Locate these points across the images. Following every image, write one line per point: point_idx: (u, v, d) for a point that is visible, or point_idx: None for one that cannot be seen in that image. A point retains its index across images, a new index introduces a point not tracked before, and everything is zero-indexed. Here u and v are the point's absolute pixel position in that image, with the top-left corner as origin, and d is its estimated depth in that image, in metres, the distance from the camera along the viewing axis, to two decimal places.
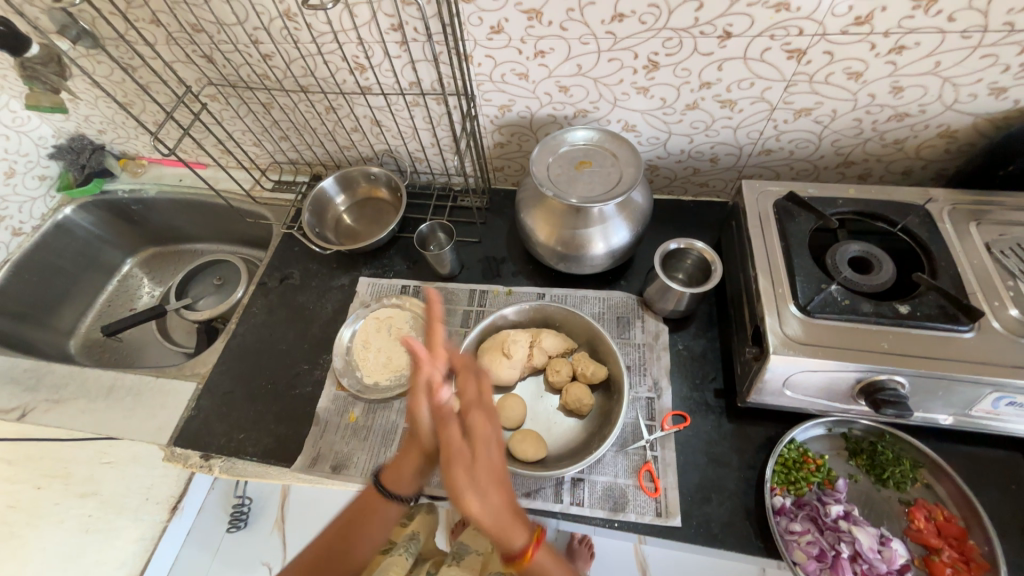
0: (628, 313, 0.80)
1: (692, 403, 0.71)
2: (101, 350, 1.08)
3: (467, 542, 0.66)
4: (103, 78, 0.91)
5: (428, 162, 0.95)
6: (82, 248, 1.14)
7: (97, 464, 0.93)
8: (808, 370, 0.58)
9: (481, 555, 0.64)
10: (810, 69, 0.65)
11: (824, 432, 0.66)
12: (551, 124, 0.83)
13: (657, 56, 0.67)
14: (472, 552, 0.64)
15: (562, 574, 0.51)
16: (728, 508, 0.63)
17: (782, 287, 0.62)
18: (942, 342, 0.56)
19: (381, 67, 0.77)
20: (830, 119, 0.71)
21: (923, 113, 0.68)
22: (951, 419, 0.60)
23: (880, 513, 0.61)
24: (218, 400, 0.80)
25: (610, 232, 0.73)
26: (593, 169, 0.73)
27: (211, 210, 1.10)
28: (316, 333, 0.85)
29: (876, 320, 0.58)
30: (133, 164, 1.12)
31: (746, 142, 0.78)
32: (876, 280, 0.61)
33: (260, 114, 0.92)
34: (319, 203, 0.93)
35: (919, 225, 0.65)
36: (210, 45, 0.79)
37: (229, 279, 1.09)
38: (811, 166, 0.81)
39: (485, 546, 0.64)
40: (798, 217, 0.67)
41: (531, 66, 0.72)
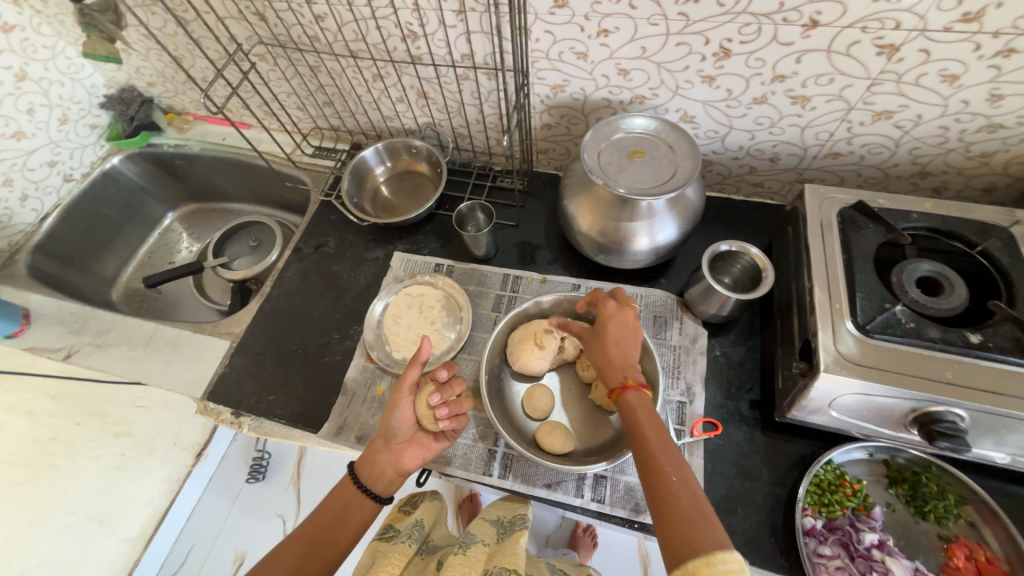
0: (666, 313, 0.77)
1: (725, 412, 0.69)
2: (140, 299, 1.12)
3: (474, 533, 0.64)
4: (157, 29, 0.91)
5: (470, 139, 0.93)
6: (127, 199, 1.16)
7: (131, 407, 1.00)
8: (859, 392, 0.55)
9: (486, 545, 0.62)
10: (900, 68, 0.60)
11: (865, 456, 0.63)
12: (604, 108, 0.79)
13: (730, 43, 0.63)
14: (478, 542, 0.62)
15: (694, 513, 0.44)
16: (754, 522, 0.61)
17: (839, 302, 0.58)
18: (1013, 378, 0.52)
19: (434, 37, 0.74)
20: (912, 124, 0.66)
21: (1021, 125, 0.62)
22: (1009, 459, 0.56)
23: (915, 546, 0.59)
24: (251, 360, 0.81)
25: (657, 228, 0.70)
26: (646, 161, 0.69)
27: (251, 171, 1.11)
28: (348, 304, 0.85)
29: (942, 347, 0.54)
30: (179, 119, 1.13)
31: (812, 143, 0.73)
32: (946, 305, 0.57)
33: (307, 78, 0.90)
34: (359, 172, 0.92)
35: (1001, 248, 0.60)
36: (263, 3, 0.77)
37: (265, 242, 1.11)
38: (880, 174, 0.75)
39: (491, 537, 0.64)
40: (864, 229, 0.63)
41: (592, 45, 0.68)
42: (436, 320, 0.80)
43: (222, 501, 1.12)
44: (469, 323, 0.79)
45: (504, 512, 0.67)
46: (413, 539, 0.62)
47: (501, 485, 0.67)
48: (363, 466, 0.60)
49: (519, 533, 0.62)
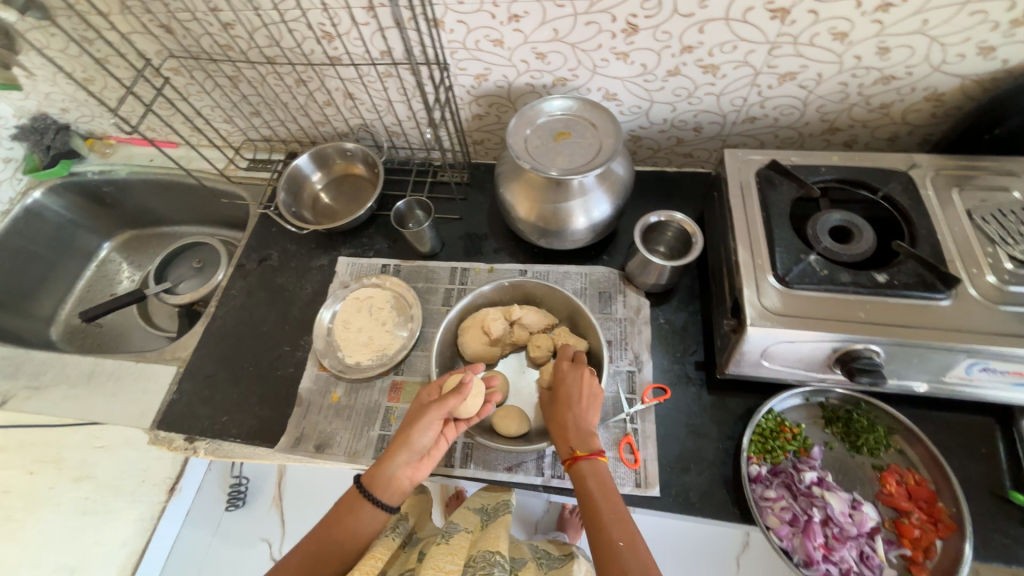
0: (610, 288, 0.79)
1: (673, 376, 0.71)
2: (83, 335, 1.07)
3: (457, 521, 0.64)
4: (58, 52, 0.87)
5: (405, 136, 0.92)
6: (56, 233, 1.11)
7: (90, 449, 0.96)
8: (785, 340, 0.58)
9: (470, 533, 0.62)
10: (794, 30, 0.62)
11: (802, 401, 0.66)
12: (530, 94, 0.80)
13: (635, 19, 0.64)
14: (461, 531, 0.62)
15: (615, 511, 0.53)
16: (706, 477, 0.64)
17: (761, 258, 0.61)
18: (918, 310, 0.56)
19: (349, 36, 0.73)
20: (815, 83, 0.69)
21: (910, 75, 0.66)
22: (926, 386, 0.60)
23: (853, 479, 0.62)
24: (200, 383, 0.79)
25: (591, 206, 0.72)
26: (573, 141, 0.71)
27: (186, 191, 1.07)
28: (297, 314, 0.84)
29: (854, 289, 0.57)
30: (101, 144, 1.08)
31: (730, 110, 0.76)
32: (856, 250, 0.60)
33: (227, 89, 0.88)
34: (294, 181, 0.90)
35: (901, 191, 0.64)
36: (167, 15, 0.75)
37: (209, 262, 1.08)
38: (796, 134, 0.79)
39: (475, 524, 0.63)
40: (779, 186, 0.66)
41: (506, 32, 0.69)
42: (387, 320, 0.80)
43: (200, 533, 1.12)
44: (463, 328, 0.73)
45: (488, 498, 0.66)
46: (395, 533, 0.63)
47: (469, 475, 0.67)
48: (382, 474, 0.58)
49: (503, 519, 0.62)
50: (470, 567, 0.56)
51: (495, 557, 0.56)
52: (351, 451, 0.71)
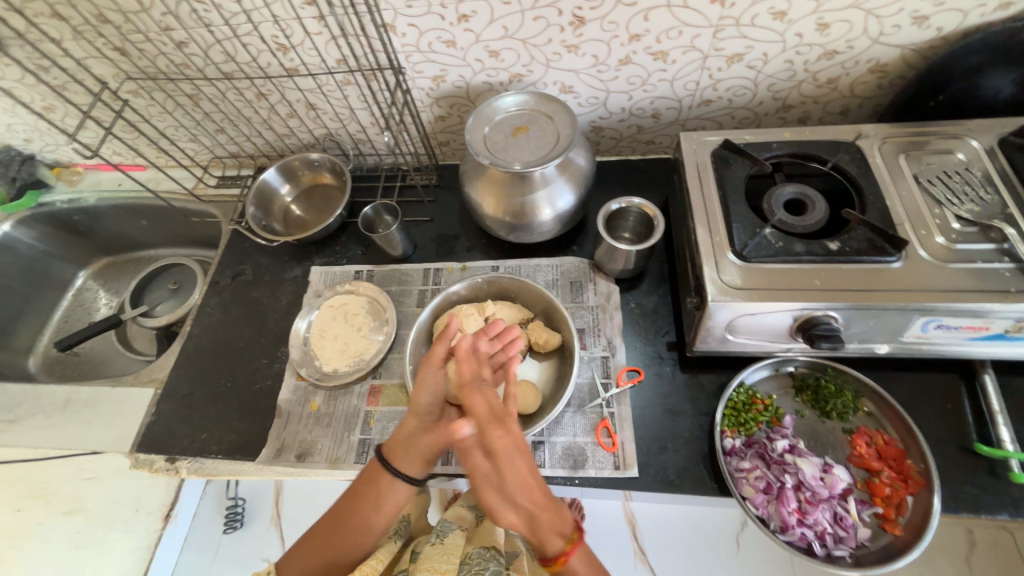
0: (580, 277, 0.80)
1: (646, 358, 0.72)
2: (62, 365, 1.06)
3: (452, 519, 0.62)
4: (15, 82, 0.86)
5: (371, 143, 0.93)
6: (29, 265, 1.10)
7: (78, 480, 0.95)
8: (746, 313, 0.59)
9: (465, 531, 0.59)
10: (735, 12, 0.64)
11: (771, 373, 0.68)
12: (488, 92, 0.81)
13: (580, 11, 0.66)
14: (456, 529, 0.60)
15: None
16: (683, 454, 0.65)
17: (719, 235, 0.63)
18: (871, 273, 0.57)
19: (304, 47, 0.74)
20: (761, 63, 0.71)
21: (852, 48, 0.68)
22: (887, 347, 0.62)
23: (825, 444, 0.64)
24: (179, 402, 0.79)
25: (555, 197, 0.73)
26: (531, 134, 0.72)
27: (157, 213, 1.07)
28: (273, 327, 0.84)
29: (808, 258, 0.59)
30: (68, 172, 1.08)
31: (684, 94, 0.77)
32: (810, 220, 0.62)
33: (189, 108, 0.88)
34: (263, 195, 0.91)
35: (850, 161, 0.66)
36: (120, 37, 0.75)
37: (185, 283, 1.08)
38: (751, 114, 0.80)
39: (470, 521, 0.61)
40: (733, 164, 0.68)
41: (457, 32, 0.70)
42: (363, 326, 0.80)
43: (202, 556, 1.12)
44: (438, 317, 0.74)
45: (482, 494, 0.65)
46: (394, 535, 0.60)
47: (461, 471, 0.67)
48: (400, 448, 0.59)
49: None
50: (466, 567, 0.54)
51: (491, 554, 0.54)
52: (333, 457, 0.71)
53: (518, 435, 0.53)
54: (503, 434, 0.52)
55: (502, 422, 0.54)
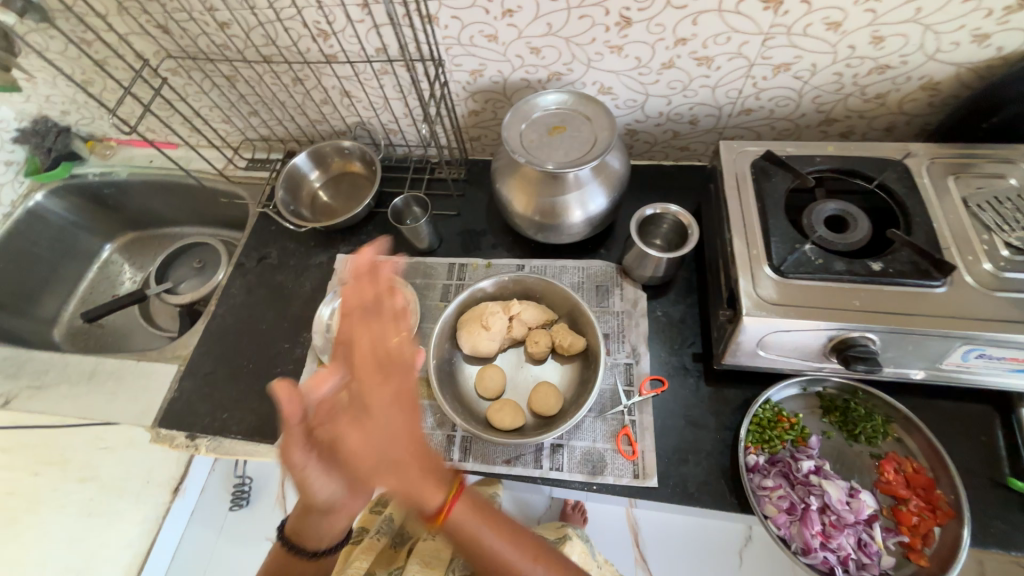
0: (607, 281, 0.79)
1: (670, 368, 0.71)
2: (86, 336, 1.08)
3: None
4: (58, 55, 0.87)
5: (402, 134, 0.92)
6: (59, 236, 1.12)
7: (93, 450, 0.98)
8: (780, 330, 0.58)
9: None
10: (788, 21, 0.63)
11: (799, 391, 0.67)
12: (525, 89, 0.80)
13: (628, 11, 0.64)
14: None
15: (489, 526, 0.49)
16: (704, 468, 0.64)
17: (756, 248, 0.61)
18: (913, 297, 0.56)
19: (344, 33, 0.74)
20: (809, 74, 0.69)
21: (905, 64, 0.66)
22: (923, 374, 0.60)
23: (851, 467, 0.62)
24: (201, 381, 0.80)
25: (587, 199, 0.72)
26: (567, 134, 0.71)
27: (186, 191, 1.08)
28: (296, 312, 0.85)
29: (849, 278, 0.57)
30: (101, 146, 1.09)
31: (725, 102, 0.76)
32: (852, 239, 0.60)
33: (225, 89, 0.88)
34: (292, 179, 0.91)
35: (897, 180, 0.64)
36: (164, 15, 0.75)
37: (209, 262, 1.09)
38: (792, 125, 0.79)
39: None
40: (774, 177, 0.66)
41: (500, 27, 0.69)
42: None
43: (207, 532, 1.13)
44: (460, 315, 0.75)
45: None
46: (382, 535, 0.70)
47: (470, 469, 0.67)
48: (306, 539, 0.55)
49: None
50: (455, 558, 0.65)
51: None
52: None
53: (402, 378, 0.49)
54: (397, 341, 0.49)
55: (396, 366, 0.48)
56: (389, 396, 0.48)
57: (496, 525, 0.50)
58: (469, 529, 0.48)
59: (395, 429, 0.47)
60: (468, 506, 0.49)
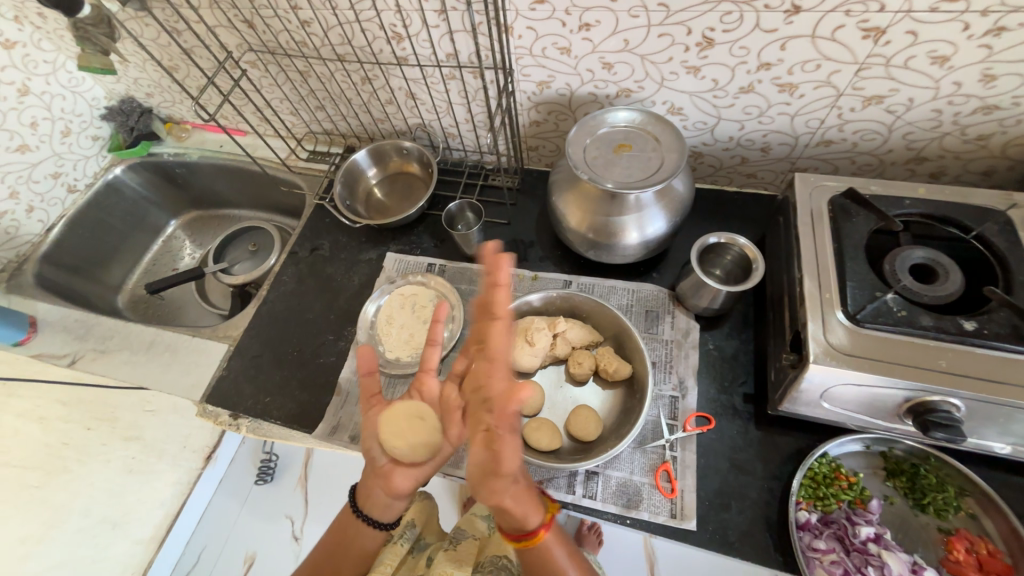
0: (657, 307, 0.76)
1: (718, 406, 0.68)
2: (146, 306, 1.14)
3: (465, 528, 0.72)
4: (151, 41, 0.93)
5: (461, 138, 0.93)
6: (132, 209, 1.19)
7: (141, 411, 1.02)
8: (849, 383, 0.54)
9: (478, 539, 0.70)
10: (888, 51, 0.58)
11: (861, 449, 0.62)
12: (591, 103, 0.78)
13: (712, 32, 0.62)
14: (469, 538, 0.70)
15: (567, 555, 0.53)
16: (747, 517, 0.60)
17: (829, 292, 0.57)
18: (1009, 364, 0.51)
19: (418, 37, 0.75)
20: (903, 109, 0.64)
21: (1017, 106, 0.60)
22: (1010, 449, 0.55)
23: (914, 539, 0.58)
24: (248, 362, 0.82)
25: (646, 222, 0.70)
26: (633, 154, 0.69)
27: (249, 176, 1.12)
28: (343, 305, 0.86)
29: (934, 335, 0.53)
30: (178, 128, 1.15)
31: (803, 131, 0.72)
32: (940, 292, 0.55)
33: (297, 83, 0.91)
34: (351, 175, 0.93)
35: (997, 233, 0.59)
36: (251, 10, 0.78)
37: (263, 246, 1.13)
38: (875, 161, 0.73)
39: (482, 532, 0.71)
40: (855, 216, 0.62)
41: (575, 40, 0.68)
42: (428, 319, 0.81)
43: (231, 504, 1.15)
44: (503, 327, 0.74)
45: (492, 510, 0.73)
46: (405, 540, 0.69)
47: None
48: (370, 507, 0.60)
49: None
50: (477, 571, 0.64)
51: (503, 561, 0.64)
52: None
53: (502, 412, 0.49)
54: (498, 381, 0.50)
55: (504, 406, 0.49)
56: (505, 427, 0.50)
57: (567, 545, 0.53)
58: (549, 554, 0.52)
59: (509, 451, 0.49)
60: (554, 534, 0.53)
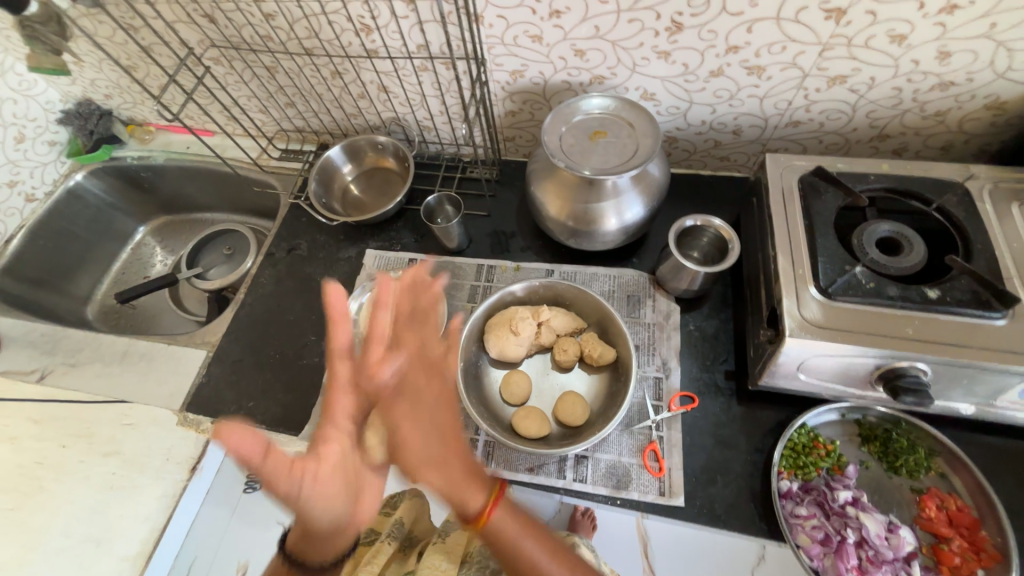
0: (639, 291, 0.77)
1: (701, 385, 0.69)
2: (117, 316, 1.10)
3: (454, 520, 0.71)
4: (106, 40, 0.89)
5: (436, 131, 0.92)
6: (96, 216, 1.15)
7: (118, 427, 0.91)
8: (824, 354, 0.55)
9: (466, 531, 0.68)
10: (849, 32, 0.60)
11: (837, 417, 0.64)
12: (566, 91, 0.78)
13: (680, 17, 0.62)
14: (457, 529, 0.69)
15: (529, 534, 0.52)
16: (732, 490, 0.62)
17: (802, 267, 0.59)
18: (971, 329, 0.53)
19: (388, 29, 0.73)
20: (866, 87, 0.66)
21: (971, 81, 0.63)
22: (974, 409, 0.58)
23: (889, 500, 0.60)
24: (229, 367, 0.81)
25: (624, 207, 0.71)
26: (608, 140, 0.69)
27: (219, 178, 1.09)
28: (324, 304, 0.85)
29: (901, 305, 0.55)
30: (141, 130, 1.11)
31: (772, 113, 0.73)
32: (906, 263, 0.58)
33: (265, 79, 0.89)
34: (326, 172, 0.91)
35: (957, 204, 0.61)
36: (211, 4, 0.76)
37: (238, 249, 1.10)
38: (842, 139, 0.76)
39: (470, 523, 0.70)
40: (824, 194, 0.64)
41: (546, 28, 0.68)
42: None
43: None
44: (487, 318, 0.74)
45: None
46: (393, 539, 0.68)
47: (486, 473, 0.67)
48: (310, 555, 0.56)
49: None
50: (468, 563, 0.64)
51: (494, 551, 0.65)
52: None
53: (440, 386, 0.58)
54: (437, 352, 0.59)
55: (439, 371, 0.59)
56: (434, 398, 0.57)
57: (534, 532, 0.53)
58: (507, 537, 0.52)
59: (439, 413, 0.56)
60: (508, 513, 0.52)
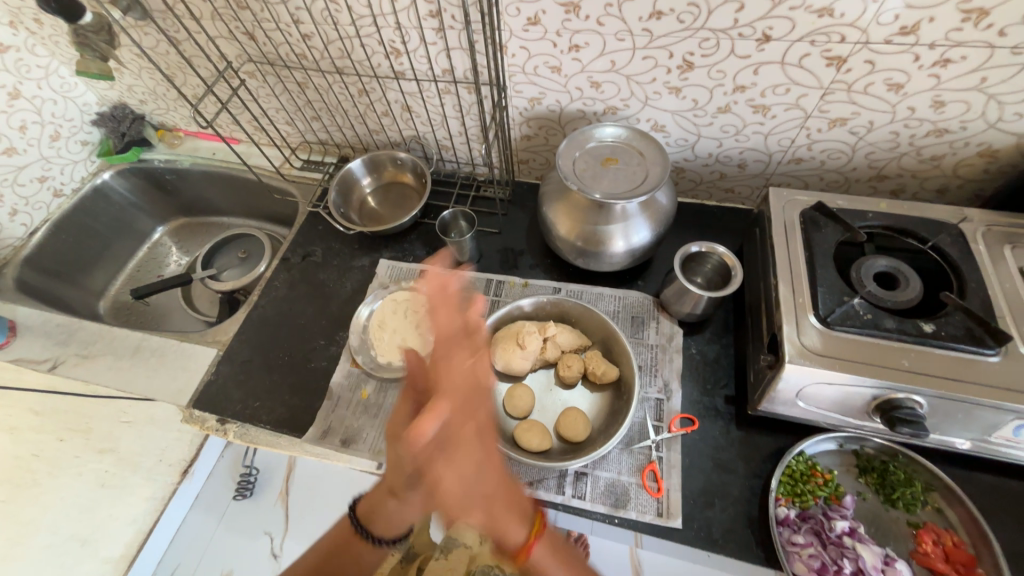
0: (643, 313, 0.79)
1: (701, 407, 0.71)
2: (128, 312, 1.12)
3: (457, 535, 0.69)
4: (150, 50, 0.94)
5: (454, 151, 0.96)
6: (118, 215, 1.18)
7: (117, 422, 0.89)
8: (823, 382, 0.57)
9: (468, 548, 0.67)
10: (849, 78, 0.64)
11: (835, 447, 0.65)
12: (580, 119, 0.83)
13: (691, 56, 0.67)
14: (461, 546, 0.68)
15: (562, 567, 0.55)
16: (730, 515, 0.63)
17: (802, 297, 0.61)
18: (965, 364, 0.55)
19: (416, 53, 0.78)
20: (865, 130, 0.70)
21: (964, 129, 0.66)
22: (969, 444, 0.59)
23: (886, 533, 0.60)
24: (237, 367, 0.82)
25: (631, 231, 0.73)
26: (619, 167, 0.73)
27: (241, 184, 1.13)
28: (335, 310, 0.87)
29: (898, 337, 0.57)
30: (171, 135, 1.15)
31: (776, 149, 0.77)
32: (902, 297, 0.60)
33: (295, 93, 0.94)
34: (346, 183, 0.95)
35: (951, 244, 0.64)
36: (253, 23, 0.81)
37: (254, 253, 1.13)
38: (842, 178, 0.79)
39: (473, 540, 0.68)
40: (825, 228, 0.66)
41: (565, 60, 0.72)
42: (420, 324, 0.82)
43: None
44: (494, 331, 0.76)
45: None
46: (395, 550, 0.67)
47: None
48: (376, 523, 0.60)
49: None
50: None
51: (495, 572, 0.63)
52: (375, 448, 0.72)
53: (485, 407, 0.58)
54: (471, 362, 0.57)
55: (481, 394, 0.58)
56: (473, 432, 0.55)
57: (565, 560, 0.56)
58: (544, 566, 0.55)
59: (488, 458, 0.55)
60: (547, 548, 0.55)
